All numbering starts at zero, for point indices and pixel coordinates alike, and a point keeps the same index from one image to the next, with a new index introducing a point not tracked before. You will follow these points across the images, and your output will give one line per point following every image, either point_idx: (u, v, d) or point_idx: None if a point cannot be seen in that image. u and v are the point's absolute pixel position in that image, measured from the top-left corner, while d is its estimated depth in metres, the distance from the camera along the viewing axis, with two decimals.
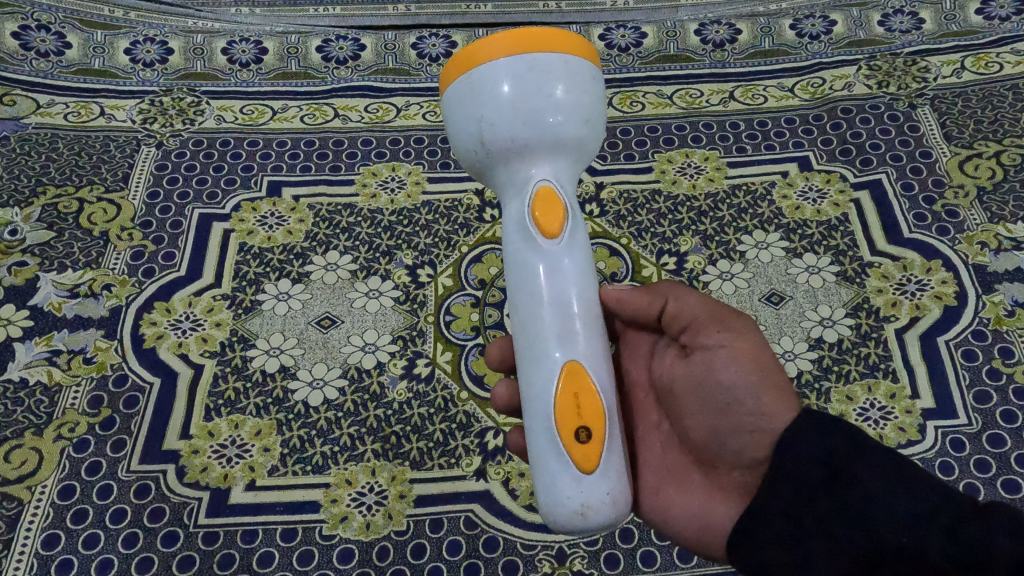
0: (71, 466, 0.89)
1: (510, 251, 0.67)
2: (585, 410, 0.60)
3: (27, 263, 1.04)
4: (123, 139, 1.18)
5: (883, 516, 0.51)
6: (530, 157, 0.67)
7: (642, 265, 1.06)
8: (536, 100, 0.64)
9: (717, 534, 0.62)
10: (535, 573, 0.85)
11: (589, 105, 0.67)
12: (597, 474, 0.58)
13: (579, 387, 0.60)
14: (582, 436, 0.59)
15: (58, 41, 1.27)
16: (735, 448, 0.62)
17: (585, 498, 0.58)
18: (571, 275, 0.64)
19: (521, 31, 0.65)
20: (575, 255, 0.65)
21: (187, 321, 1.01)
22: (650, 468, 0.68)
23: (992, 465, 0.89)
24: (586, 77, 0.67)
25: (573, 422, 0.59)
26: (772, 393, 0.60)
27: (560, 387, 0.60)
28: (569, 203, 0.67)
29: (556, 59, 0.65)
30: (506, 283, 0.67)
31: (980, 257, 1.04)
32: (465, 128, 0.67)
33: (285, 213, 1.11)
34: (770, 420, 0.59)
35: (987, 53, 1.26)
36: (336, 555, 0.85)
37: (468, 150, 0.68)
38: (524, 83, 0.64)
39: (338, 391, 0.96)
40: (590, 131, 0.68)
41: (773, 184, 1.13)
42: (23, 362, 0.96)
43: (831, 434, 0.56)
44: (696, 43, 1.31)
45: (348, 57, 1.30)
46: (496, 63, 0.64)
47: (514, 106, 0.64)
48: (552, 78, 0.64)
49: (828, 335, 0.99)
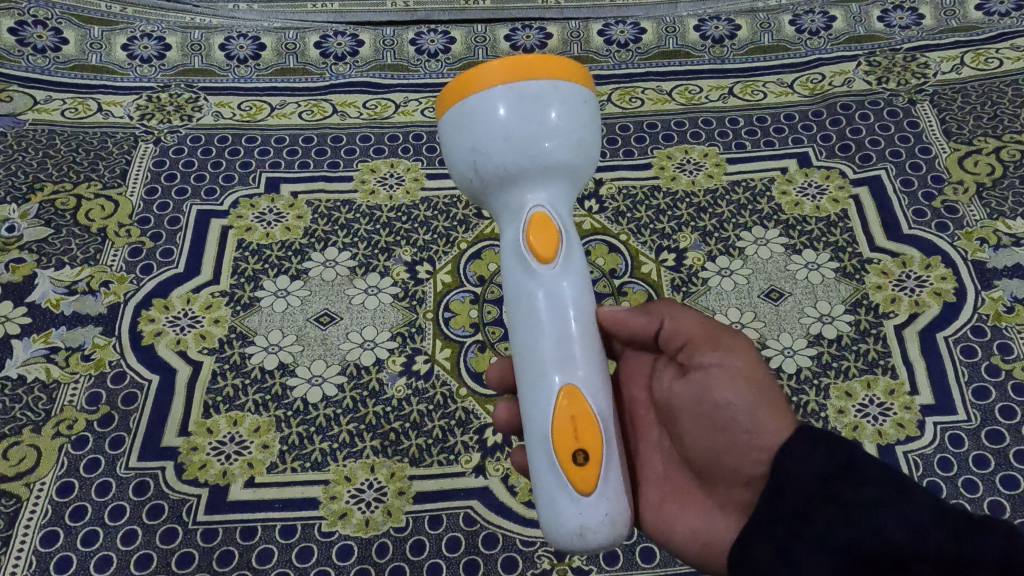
0: (69, 463, 0.89)
1: (508, 276, 0.67)
2: (583, 432, 0.60)
3: (25, 260, 1.03)
4: (121, 135, 1.18)
5: (870, 524, 0.50)
6: (524, 184, 0.67)
7: (641, 261, 1.06)
8: (528, 128, 0.64)
9: (717, 550, 0.63)
10: (535, 569, 0.85)
11: (583, 128, 0.67)
12: (596, 496, 0.58)
13: (576, 410, 0.60)
14: (579, 459, 0.59)
15: (56, 37, 1.26)
16: (733, 468, 0.62)
17: (585, 520, 0.58)
18: (568, 299, 0.64)
19: (514, 59, 0.64)
20: (571, 279, 0.64)
21: (185, 318, 1.00)
22: (651, 485, 0.68)
23: (991, 460, 0.89)
24: (579, 99, 0.66)
25: (570, 444, 0.59)
26: (768, 414, 0.60)
27: (558, 411, 0.61)
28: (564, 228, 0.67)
29: (550, 85, 0.65)
30: (506, 306, 0.67)
31: (980, 253, 1.04)
32: (459, 156, 0.67)
33: (284, 209, 1.11)
34: (765, 439, 0.59)
35: (987, 49, 1.26)
36: (335, 552, 0.85)
37: (463, 176, 0.68)
38: (517, 111, 0.64)
39: (337, 387, 0.96)
40: (584, 156, 0.68)
41: (773, 180, 1.13)
42: (21, 359, 0.96)
43: (825, 446, 0.56)
44: (695, 38, 1.31)
45: (346, 53, 1.30)
46: (492, 89, 0.64)
47: (507, 133, 0.64)
48: (546, 103, 0.64)
49: (827, 332, 0.99)
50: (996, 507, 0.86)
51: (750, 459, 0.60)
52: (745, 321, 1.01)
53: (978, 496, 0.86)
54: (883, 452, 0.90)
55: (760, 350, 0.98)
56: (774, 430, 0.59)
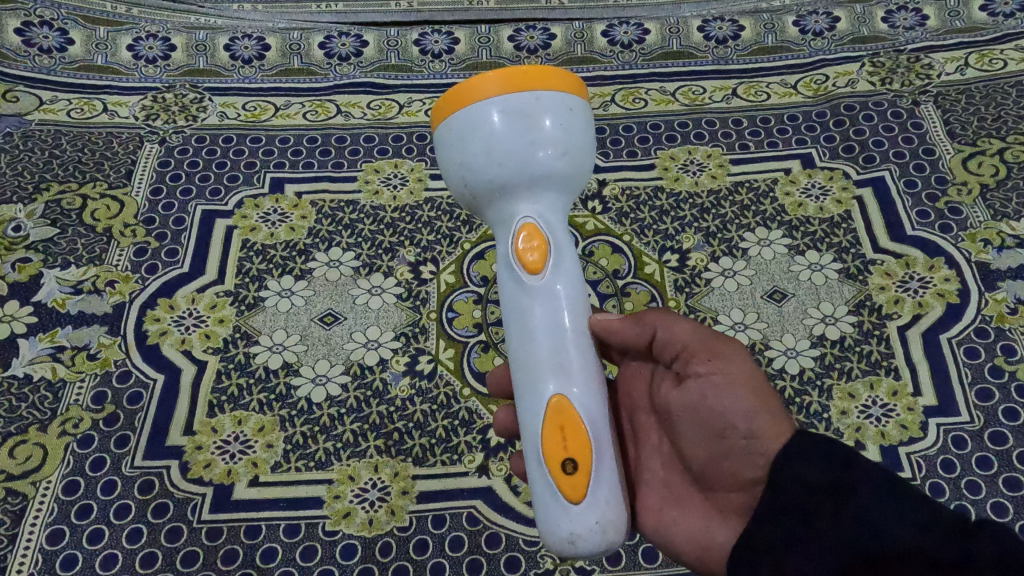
0: (75, 462, 0.90)
1: (503, 290, 0.68)
2: (570, 442, 0.60)
3: (31, 259, 1.04)
4: (126, 135, 1.18)
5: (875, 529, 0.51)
6: (514, 197, 0.67)
7: (644, 262, 1.06)
8: (510, 142, 0.64)
9: (717, 551, 0.63)
10: (537, 569, 0.85)
11: (570, 137, 0.66)
12: (584, 504, 0.58)
13: (564, 420, 0.61)
14: (568, 468, 0.59)
15: (62, 37, 1.27)
16: (733, 473, 0.61)
17: (573, 528, 0.58)
18: (557, 310, 0.64)
19: (496, 73, 0.64)
20: (560, 288, 0.65)
21: (190, 318, 1.01)
22: (651, 488, 0.68)
23: (994, 462, 0.89)
24: (573, 112, 0.67)
25: (559, 453, 0.60)
26: (767, 419, 0.59)
27: (546, 421, 0.61)
28: (553, 237, 0.66)
29: (529, 97, 0.64)
30: (501, 318, 0.67)
31: (984, 255, 1.04)
32: (450, 173, 0.68)
33: (288, 210, 1.11)
34: (764, 445, 0.59)
35: (991, 50, 1.26)
36: (339, 551, 0.86)
37: (457, 193, 0.70)
38: (499, 128, 0.64)
39: (341, 387, 0.96)
40: (572, 162, 0.67)
41: (776, 181, 1.13)
42: (27, 358, 0.96)
43: (825, 454, 0.56)
44: (699, 39, 1.31)
45: (350, 53, 1.30)
46: (488, 101, 0.64)
47: (490, 149, 0.64)
48: (540, 116, 0.64)
49: (830, 333, 0.99)
50: (998, 509, 0.86)
51: (749, 465, 0.60)
52: (748, 322, 1.01)
53: (980, 498, 0.87)
54: (885, 453, 0.91)
55: (763, 351, 0.98)
56: (773, 436, 0.59)
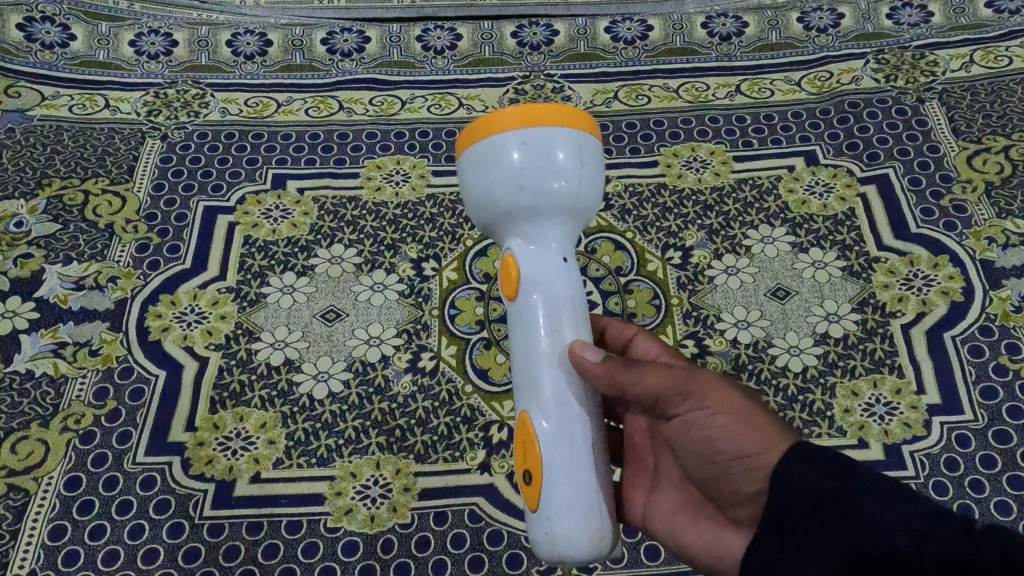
0: (77, 458, 0.90)
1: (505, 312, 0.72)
2: (529, 456, 0.63)
3: (33, 255, 1.04)
4: (128, 131, 1.18)
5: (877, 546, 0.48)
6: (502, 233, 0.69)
7: (647, 260, 1.06)
8: (481, 187, 0.66)
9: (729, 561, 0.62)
10: (539, 566, 0.85)
11: (528, 176, 0.64)
12: (536, 514, 0.61)
13: (524, 435, 0.64)
14: (528, 479, 0.63)
15: (64, 33, 1.27)
16: (733, 492, 0.59)
17: (533, 535, 0.62)
18: (524, 334, 0.66)
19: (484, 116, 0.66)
20: (527, 314, 0.66)
21: (192, 314, 1.01)
22: (665, 495, 0.69)
23: (998, 461, 0.88)
24: (586, 148, 0.66)
25: (524, 465, 0.64)
26: (753, 443, 0.56)
27: (517, 435, 0.65)
28: (525, 271, 0.67)
29: (493, 141, 0.65)
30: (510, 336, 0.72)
31: (988, 252, 1.03)
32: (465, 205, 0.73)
33: (290, 206, 1.11)
34: (755, 468, 0.56)
35: (996, 47, 1.25)
36: (341, 548, 0.86)
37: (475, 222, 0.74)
38: (474, 173, 0.67)
39: (343, 384, 0.96)
40: (536, 201, 0.65)
41: (780, 178, 1.13)
42: (29, 354, 0.96)
43: (811, 475, 0.52)
44: (702, 36, 1.30)
45: (353, 49, 1.29)
46: (505, 133, 0.64)
47: (471, 192, 0.68)
48: (553, 150, 0.64)
49: (834, 331, 0.99)
50: (1002, 508, 0.85)
51: (739, 482, 0.58)
52: (751, 319, 1.00)
53: (984, 497, 0.86)
54: (889, 452, 0.90)
55: (766, 349, 0.98)
56: (762, 458, 0.56)
